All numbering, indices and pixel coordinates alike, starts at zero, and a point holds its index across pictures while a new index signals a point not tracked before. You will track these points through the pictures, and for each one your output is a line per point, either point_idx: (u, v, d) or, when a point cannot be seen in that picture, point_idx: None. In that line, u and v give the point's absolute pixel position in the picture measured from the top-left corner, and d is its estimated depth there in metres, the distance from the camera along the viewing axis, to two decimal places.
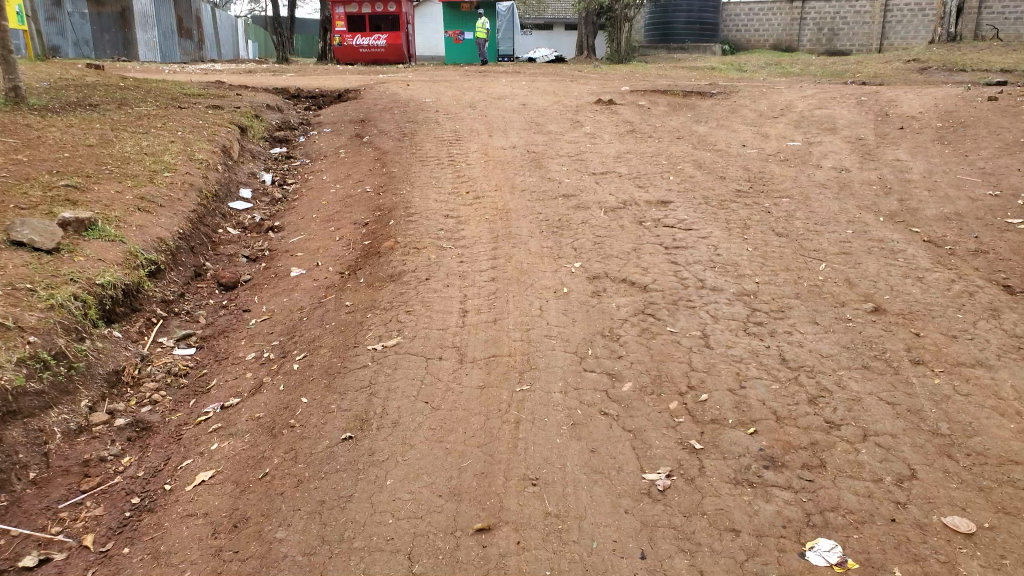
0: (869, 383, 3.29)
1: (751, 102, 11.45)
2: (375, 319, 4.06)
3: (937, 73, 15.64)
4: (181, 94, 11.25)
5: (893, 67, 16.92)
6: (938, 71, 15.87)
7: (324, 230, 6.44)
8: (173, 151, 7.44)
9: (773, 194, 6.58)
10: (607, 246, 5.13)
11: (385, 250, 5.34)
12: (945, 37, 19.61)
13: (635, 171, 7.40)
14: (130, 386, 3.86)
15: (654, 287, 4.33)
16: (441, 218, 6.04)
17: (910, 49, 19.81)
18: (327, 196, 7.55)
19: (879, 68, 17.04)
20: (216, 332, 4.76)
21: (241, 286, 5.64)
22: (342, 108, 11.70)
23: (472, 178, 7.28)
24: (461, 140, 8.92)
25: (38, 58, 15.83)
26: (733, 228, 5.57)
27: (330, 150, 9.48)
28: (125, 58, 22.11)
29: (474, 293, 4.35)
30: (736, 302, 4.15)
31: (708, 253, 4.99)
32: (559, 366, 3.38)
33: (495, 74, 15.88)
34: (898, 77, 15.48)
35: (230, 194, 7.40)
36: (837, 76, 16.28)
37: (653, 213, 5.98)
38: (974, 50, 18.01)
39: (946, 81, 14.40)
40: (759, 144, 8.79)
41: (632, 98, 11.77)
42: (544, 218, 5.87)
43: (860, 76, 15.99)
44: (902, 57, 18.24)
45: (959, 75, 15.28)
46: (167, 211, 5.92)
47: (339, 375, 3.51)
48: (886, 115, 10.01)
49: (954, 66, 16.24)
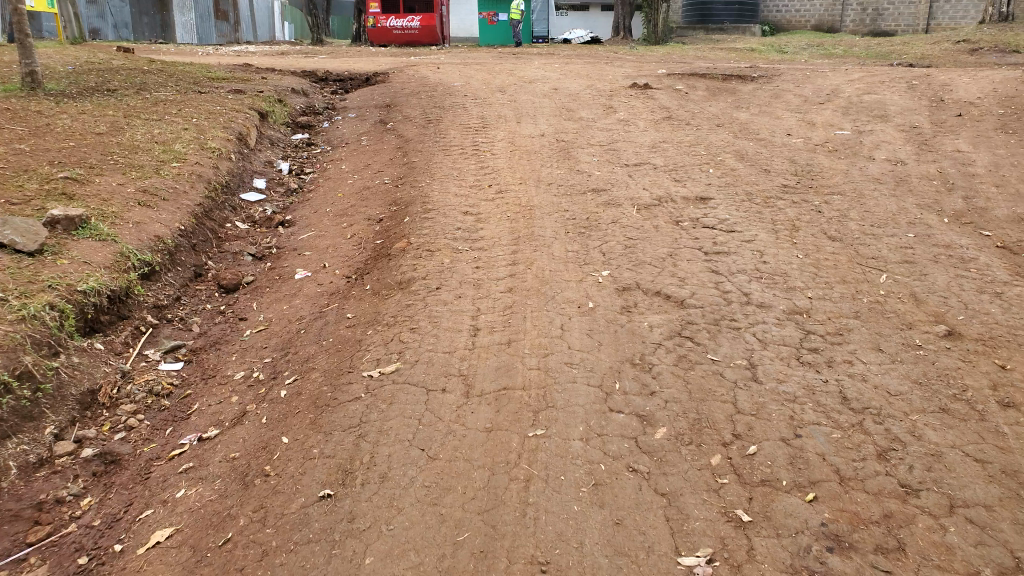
0: (951, 434, 2.82)
1: (794, 87, 10.82)
2: (375, 337, 3.61)
3: (988, 55, 14.87)
4: (203, 77, 10.84)
5: (942, 48, 16.10)
6: (989, 53, 15.06)
7: (334, 226, 5.98)
8: (185, 140, 7.02)
9: (823, 190, 6.02)
10: (640, 250, 4.62)
11: (395, 252, 4.87)
12: (996, 17, 18.70)
13: (672, 162, 6.87)
14: (105, 408, 3.39)
15: (693, 303, 3.82)
16: (459, 215, 5.56)
17: (958, 29, 18.89)
18: (343, 188, 7.09)
19: (928, 49, 16.24)
20: (207, 344, 4.26)
21: (243, 287, 5.11)
22: (369, 92, 11.23)
23: (496, 169, 6.79)
24: (487, 127, 8.42)
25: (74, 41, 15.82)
26: (781, 231, 5.04)
27: (352, 136, 9.02)
28: (162, 40, 22.07)
29: (489, 304, 3.86)
30: (787, 324, 3.66)
31: (753, 260, 4.47)
32: (581, 406, 2.90)
33: (528, 56, 15.31)
34: (947, 59, 14.73)
35: (244, 185, 6.94)
36: (882, 57, 15.50)
37: (692, 211, 5.45)
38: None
39: (997, 63, 13.68)
40: (806, 133, 8.19)
41: (669, 82, 11.17)
42: (572, 216, 5.37)
43: (907, 57, 15.22)
44: (951, 37, 17.37)
45: (1013, 57, 14.47)
46: (170, 205, 5.48)
47: (327, 409, 3.07)
48: (940, 101, 9.34)
49: (1007, 47, 15.40)
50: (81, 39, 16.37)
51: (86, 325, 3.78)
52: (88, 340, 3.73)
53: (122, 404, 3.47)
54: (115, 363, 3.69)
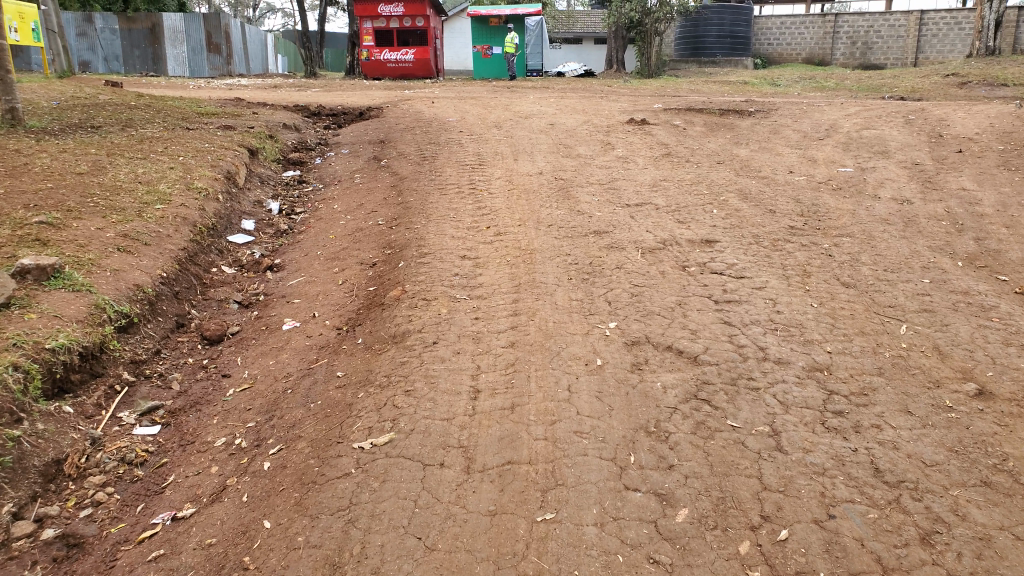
0: (997, 512, 2.57)
1: (793, 122, 10.66)
2: (367, 401, 3.36)
3: (978, 88, 14.81)
4: (192, 113, 10.65)
5: (932, 81, 16.06)
6: (979, 86, 15.01)
7: (325, 271, 5.75)
8: (170, 180, 6.79)
9: (832, 232, 5.81)
10: (647, 299, 4.39)
11: (388, 301, 4.63)
12: (984, 50, 18.72)
13: (675, 202, 6.67)
14: (71, 481, 3.14)
15: (708, 360, 3.59)
16: (456, 259, 5.33)
17: (948, 62, 18.90)
18: (335, 229, 6.87)
19: (919, 82, 16.18)
20: (187, 405, 3.99)
21: (227, 337, 4.87)
22: (362, 127, 11.05)
23: (494, 210, 6.58)
24: (483, 164, 8.22)
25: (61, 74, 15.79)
26: (792, 277, 4.82)
27: (345, 173, 8.82)
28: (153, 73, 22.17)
29: (490, 362, 3.62)
30: (809, 383, 3.42)
31: (766, 310, 4.24)
32: (594, 484, 2.72)
33: (523, 89, 15.20)
34: (938, 93, 14.67)
35: (231, 227, 6.71)
36: (874, 91, 15.45)
37: (699, 255, 5.24)
38: (1015, 63, 17.09)
39: (984, 97, 13.63)
40: (808, 170, 8.01)
41: (666, 117, 11.02)
42: (574, 260, 5.15)
43: (898, 91, 15.17)
44: (940, 71, 17.36)
45: (1001, 91, 14.41)
46: (151, 249, 5.25)
47: (314, 487, 2.89)
48: (940, 136, 9.19)
49: (996, 81, 15.34)
50: (69, 73, 16.19)
51: (54, 386, 3.51)
52: (56, 404, 3.47)
53: (90, 476, 3.22)
54: (85, 429, 3.43)
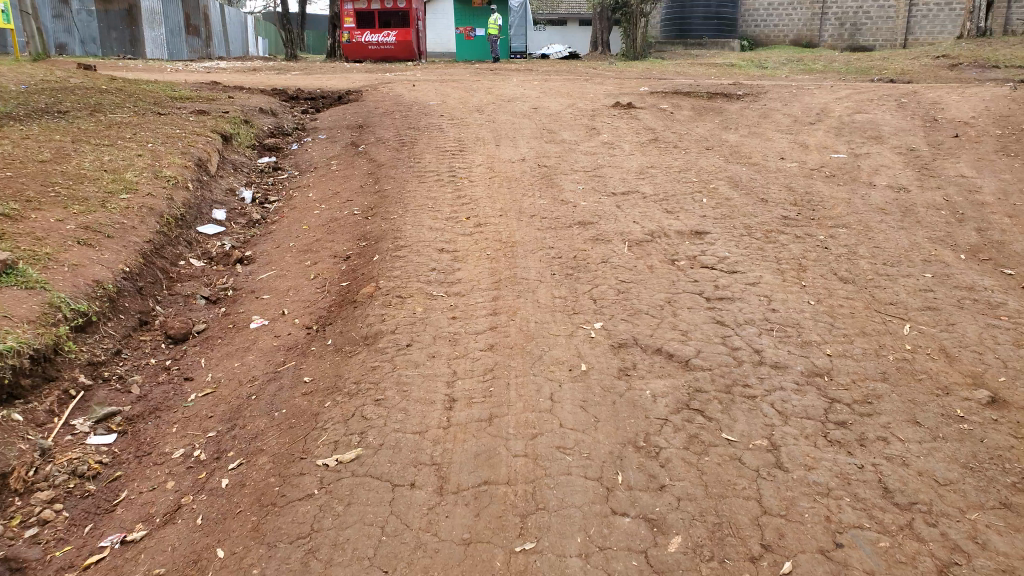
0: (1020, 539, 2.35)
1: (782, 106, 10.42)
2: (334, 411, 3.10)
3: (969, 70, 14.62)
4: (165, 97, 10.31)
5: (922, 63, 15.84)
6: (970, 68, 14.81)
7: (297, 264, 5.48)
8: (137, 168, 6.49)
9: (826, 222, 5.59)
10: (634, 296, 4.15)
11: (361, 298, 4.38)
12: (975, 31, 18.55)
13: (662, 190, 6.42)
14: (16, 498, 2.87)
15: (698, 364, 3.35)
16: (433, 252, 5.07)
17: (938, 44, 18.71)
18: (309, 219, 6.60)
19: (909, 64, 15.97)
20: (146, 411, 3.69)
21: (192, 336, 4.56)
22: (340, 112, 10.74)
23: (474, 199, 6.32)
24: (464, 150, 7.95)
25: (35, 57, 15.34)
26: (786, 272, 4.59)
27: (321, 160, 8.53)
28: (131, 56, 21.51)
29: (467, 367, 3.37)
30: (808, 391, 3.20)
31: (760, 308, 4.01)
32: (578, 508, 2.49)
33: (507, 72, 14.91)
34: (929, 74, 14.46)
35: (201, 217, 6.42)
36: (863, 73, 15.23)
37: (688, 247, 5.00)
38: (1004, 45, 16.90)
39: (973, 80, 13.44)
40: (799, 156, 7.78)
41: (653, 100, 10.76)
42: (556, 254, 4.90)
43: (887, 73, 14.98)
44: (931, 53, 17.15)
45: (992, 73, 14.21)
46: (115, 242, 4.96)
47: (274, 510, 2.65)
48: (935, 120, 8.98)
49: (986, 62, 15.13)
50: (43, 55, 15.75)
51: (1, 393, 3.23)
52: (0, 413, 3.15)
53: (38, 491, 2.96)
54: (33, 441, 3.13)
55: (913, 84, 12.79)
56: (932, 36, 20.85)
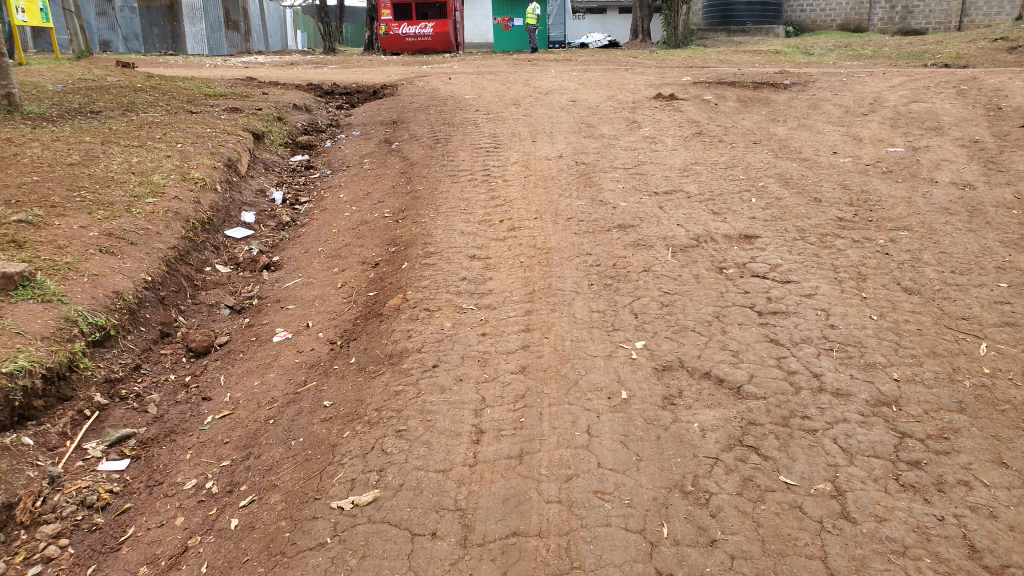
0: None
1: (832, 95, 9.99)
2: (352, 444, 2.86)
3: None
4: (199, 94, 10.17)
5: (980, 47, 15.18)
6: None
7: (324, 271, 5.25)
8: (165, 170, 6.31)
9: (886, 225, 5.22)
10: (680, 310, 3.84)
11: (387, 311, 4.13)
12: None
13: (709, 189, 6.09)
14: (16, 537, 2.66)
15: (751, 393, 3.05)
16: (465, 259, 4.81)
17: (992, 27, 17.99)
18: (339, 222, 6.37)
19: (960, 48, 15.36)
20: (161, 434, 3.45)
21: (215, 349, 4.37)
22: (376, 107, 10.52)
23: (510, 199, 6.04)
24: (501, 147, 7.68)
25: (78, 55, 15.42)
26: (845, 282, 4.25)
27: (354, 158, 8.31)
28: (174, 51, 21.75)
29: (496, 393, 3.09)
30: (876, 424, 2.88)
31: (818, 325, 3.69)
32: (618, 568, 2.21)
33: (545, 63, 14.56)
34: (984, 59, 13.87)
35: (229, 220, 6.22)
36: (916, 58, 14.63)
37: (737, 254, 4.67)
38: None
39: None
40: (852, 150, 7.37)
41: (696, 91, 10.37)
42: (595, 261, 4.61)
43: (941, 58, 14.36)
44: (989, 35, 16.42)
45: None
46: (138, 250, 4.76)
47: (281, 562, 2.38)
48: (999, 109, 8.48)
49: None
50: (87, 54, 15.76)
51: (13, 415, 3.03)
52: (9, 439, 2.95)
53: (44, 524, 2.76)
54: (42, 470, 2.94)
55: (972, 68, 12.19)
56: (989, 18, 20.00)
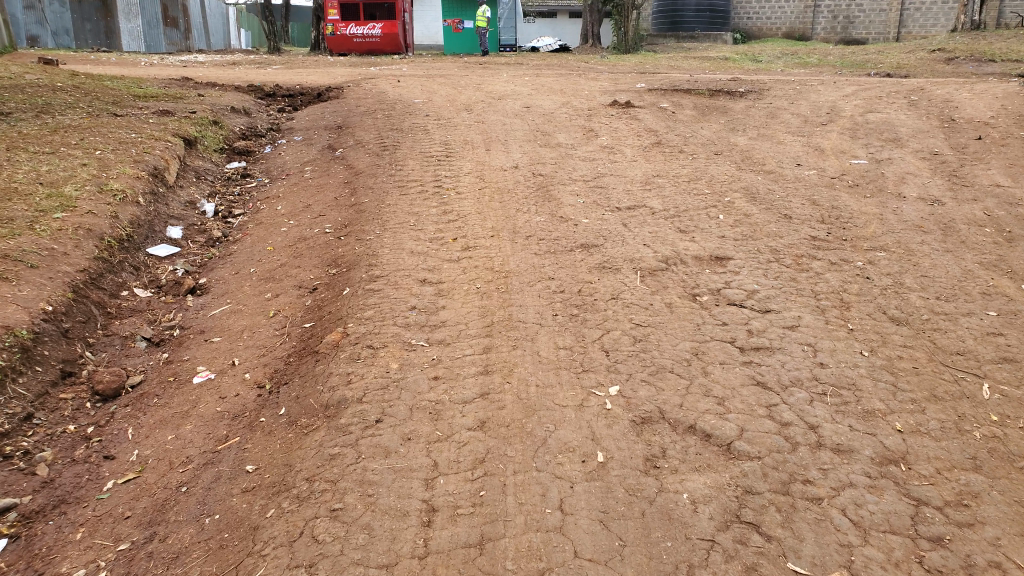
0: None
1: (789, 104, 9.73)
2: (278, 528, 2.49)
3: (967, 64, 13.98)
4: (127, 95, 9.55)
5: (918, 57, 15.19)
6: (968, 61, 14.17)
7: (254, 297, 4.79)
8: (79, 181, 5.74)
9: (862, 245, 4.91)
10: (654, 347, 3.45)
11: (325, 348, 3.68)
12: (970, 25, 17.95)
13: (673, 205, 5.73)
14: None
15: (743, 451, 2.68)
16: (413, 284, 4.37)
17: (933, 36, 18.06)
18: (275, 239, 5.88)
19: (905, 58, 15.30)
20: (49, 505, 2.96)
21: (125, 392, 3.85)
22: (319, 110, 10.00)
23: (462, 215, 5.61)
24: (451, 156, 7.24)
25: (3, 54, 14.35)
26: (828, 311, 3.90)
27: (294, 166, 7.81)
28: (113, 51, 20.46)
29: (451, 457, 2.72)
30: (887, 487, 2.52)
31: (807, 364, 3.33)
32: None
33: (496, 67, 14.16)
34: (925, 69, 13.83)
35: (152, 236, 5.69)
36: (859, 68, 14.54)
37: (709, 278, 4.32)
38: (1001, 38, 16.21)
39: (978, 74, 12.78)
40: (816, 162, 7.09)
41: (651, 98, 10.05)
42: (558, 286, 4.21)
43: (883, 67, 14.29)
44: (925, 46, 16.48)
45: (990, 67, 13.54)
46: (39, 274, 4.23)
47: None
48: (952, 120, 8.30)
49: (984, 56, 14.45)
50: (10, 49, 14.96)
51: None
52: None
53: None
54: None
55: (915, 79, 12.15)
56: (926, 29, 20.12)
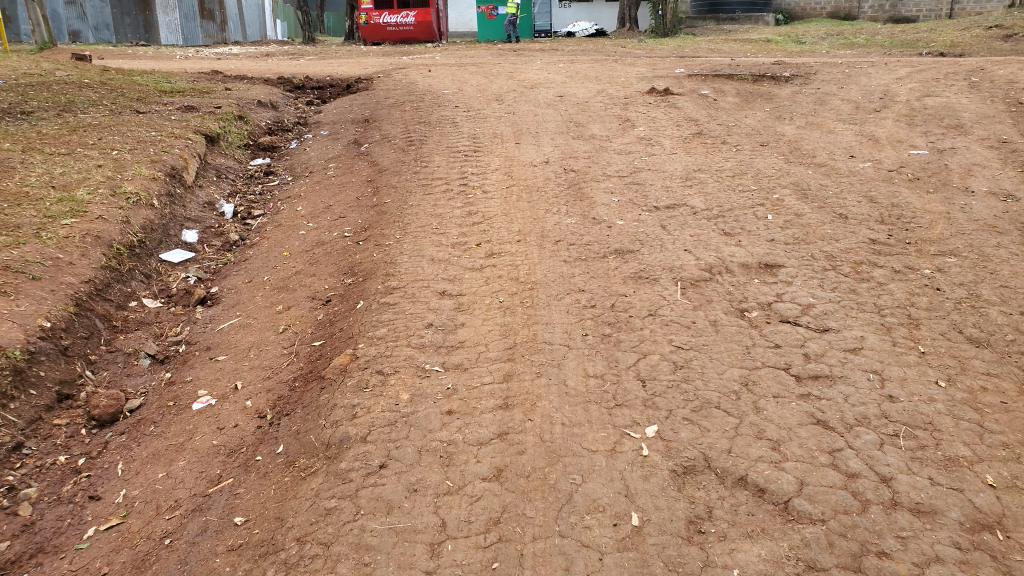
0: None
1: (838, 89, 9.20)
2: None
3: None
4: (152, 91, 9.30)
5: (972, 35, 14.45)
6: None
7: (264, 310, 4.46)
8: (92, 183, 5.45)
9: (928, 249, 4.44)
10: (698, 376, 3.05)
11: (331, 373, 3.33)
12: None
13: (717, 203, 5.30)
14: None
15: (805, 512, 2.29)
16: (433, 296, 4.00)
17: (988, 13, 17.27)
18: (292, 243, 5.56)
19: (958, 35, 14.61)
20: (25, 555, 2.61)
21: (123, 417, 3.51)
22: (348, 102, 9.68)
23: (490, 216, 5.24)
24: (480, 150, 6.87)
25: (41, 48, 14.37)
26: (894, 330, 3.46)
27: (318, 162, 7.49)
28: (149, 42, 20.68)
29: (462, 516, 2.34)
30: (983, 563, 2.12)
31: (873, 397, 2.91)
32: None
33: (531, 53, 13.73)
34: (980, 47, 13.17)
35: (166, 241, 5.39)
36: (909, 47, 13.89)
37: (758, 290, 3.90)
38: None
39: None
40: (871, 153, 6.59)
41: (692, 85, 9.57)
42: (589, 300, 3.81)
43: (935, 46, 13.60)
44: (980, 24, 15.67)
45: None
46: (40, 286, 3.90)
47: None
48: (1017, 105, 7.73)
49: None
50: (50, 45, 14.87)
51: None
52: None
53: None
54: None
55: (971, 58, 11.47)
56: (978, 6, 19.23)
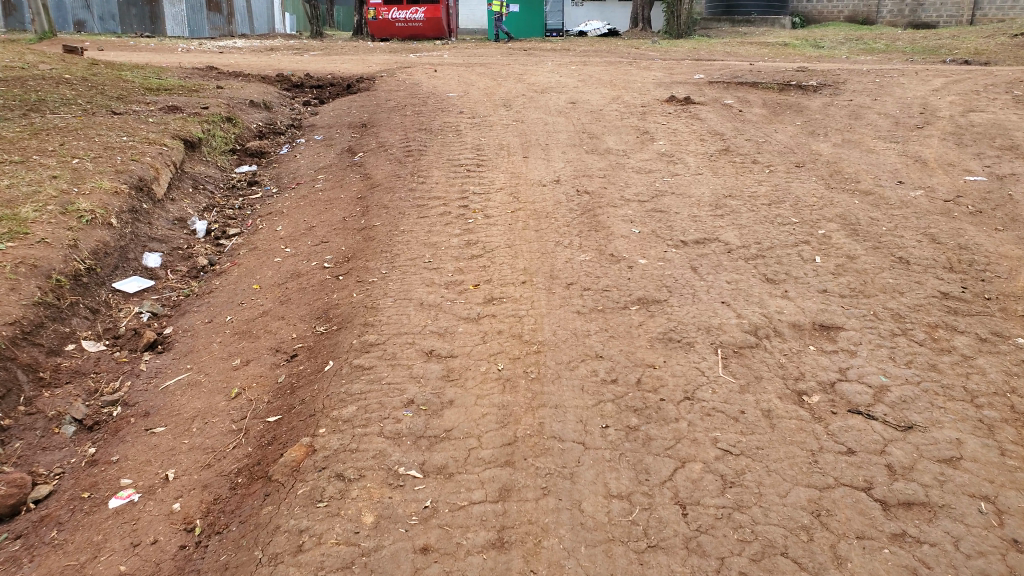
0: None
1: (873, 100, 8.45)
2: None
3: None
4: (136, 88, 8.60)
5: (1001, 42, 13.65)
6: None
7: (219, 364, 3.74)
8: (43, 198, 4.74)
9: (1016, 308, 3.70)
10: (755, 502, 2.32)
11: (281, 474, 2.61)
12: None
13: (753, 238, 4.57)
14: None
15: None
16: (416, 359, 3.28)
17: (1013, 20, 16.45)
18: (265, 273, 4.84)
19: (985, 42, 13.82)
20: None
21: (25, 510, 2.80)
22: (345, 104, 8.98)
23: (491, 248, 4.51)
24: (483, 164, 6.14)
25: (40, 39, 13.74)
26: (999, 428, 2.72)
27: (306, 172, 6.79)
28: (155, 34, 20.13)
29: None
30: None
31: (992, 543, 2.17)
32: None
33: (540, 53, 12.98)
34: (1009, 55, 12.39)
35: (123, 267, 4.67)
36: (936, 54, 13.11)
37: (816, 363, 3.17)
38: None
39: None
40: (920, 178, 5.85)
41: (714, 93, 8.83)
42: (608, 373, 3.08)
43: (961, 53, 12.82)
44: (1004, 31, 14.88)
45: None
46: None
47: None
48: None
49: None
50: (50, 34, 14.22)
51: None
52: None
53: None
54: None
55: (1007, 67, 10.70)
56: (1002, 12, 18.27)
